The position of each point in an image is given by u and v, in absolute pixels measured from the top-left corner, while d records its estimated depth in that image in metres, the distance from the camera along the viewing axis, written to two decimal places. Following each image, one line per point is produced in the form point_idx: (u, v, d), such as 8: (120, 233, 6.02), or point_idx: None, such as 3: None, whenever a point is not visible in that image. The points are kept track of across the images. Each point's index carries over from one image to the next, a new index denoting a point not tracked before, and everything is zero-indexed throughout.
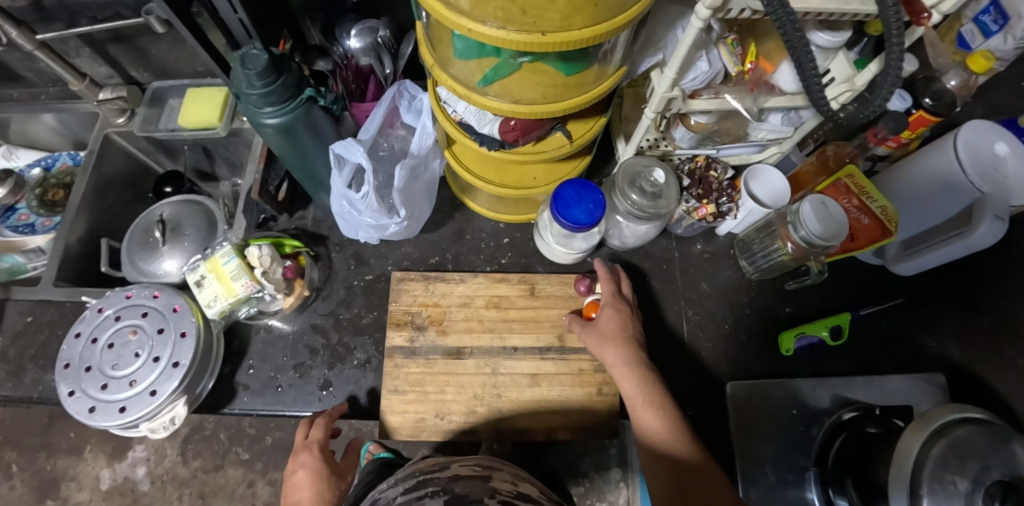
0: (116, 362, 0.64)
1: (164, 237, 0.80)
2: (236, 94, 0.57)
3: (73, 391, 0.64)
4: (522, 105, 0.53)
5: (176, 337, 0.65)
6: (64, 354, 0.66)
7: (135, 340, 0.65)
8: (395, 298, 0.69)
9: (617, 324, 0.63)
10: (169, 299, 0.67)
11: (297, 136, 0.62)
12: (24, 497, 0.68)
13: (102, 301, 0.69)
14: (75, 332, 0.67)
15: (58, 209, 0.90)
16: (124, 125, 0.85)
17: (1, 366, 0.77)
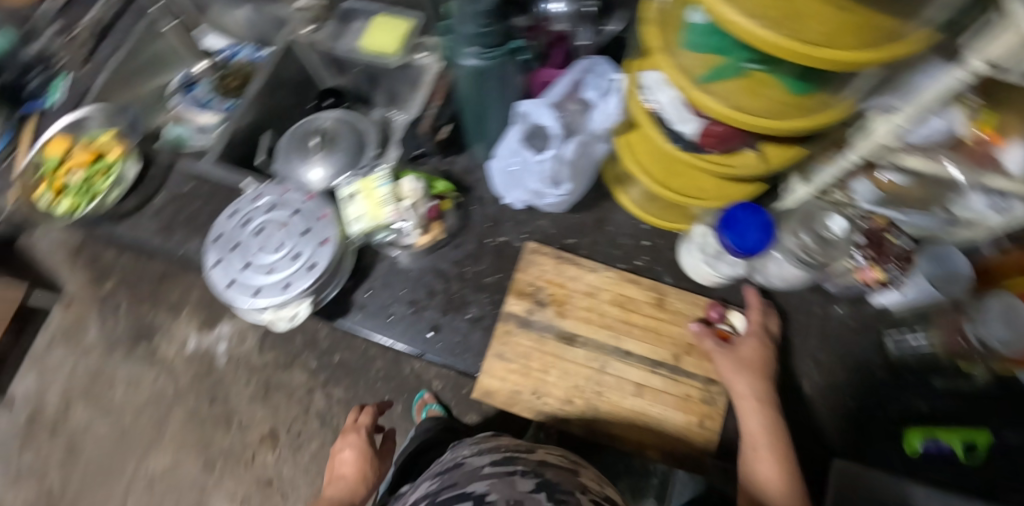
0: (259, 247, 0.64)
1: (319, 146, 0.82)
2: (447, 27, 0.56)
3: (216, 262, 0.64)
4: (740, 111, 0.49)
5: (318, 243, 0.64)
6: (215, 227, 0.67)
7: (281, 233, 0.64)
8: (524, 267, 0.69)
9: (758, 359, 0.61)
10: (318, 205, 0.66)
11: (484, 85, 0.60)
12: (122, 330, 1.01)
13: (260, 186, 0.69)
14: (230, 208, 0.68)
15: (230, 96, 0.98)
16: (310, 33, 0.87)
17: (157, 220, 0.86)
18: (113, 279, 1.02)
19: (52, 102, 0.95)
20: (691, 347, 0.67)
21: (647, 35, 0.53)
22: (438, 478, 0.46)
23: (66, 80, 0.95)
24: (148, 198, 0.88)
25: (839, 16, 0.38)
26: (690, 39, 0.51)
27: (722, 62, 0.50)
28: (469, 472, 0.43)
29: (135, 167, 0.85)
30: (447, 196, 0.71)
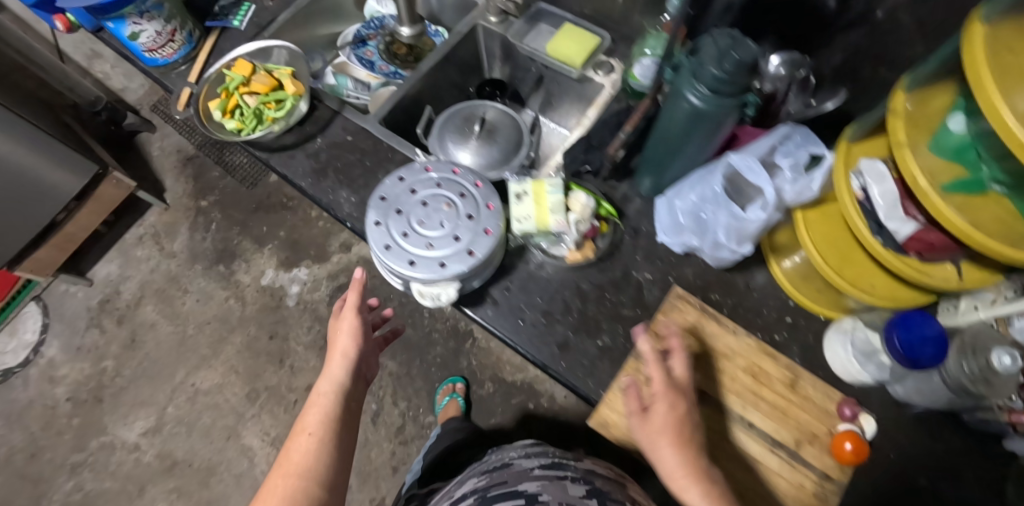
0: (421, 221, 0.63)
1: (480, 134, 0.83)
2: (687, 60, 0.55)
3: (377, 224, 0.63)
4: (976, 228, 0.45)
5: (480, 232, 0.62)
6: (382, 189, 0.66)
7: (446, 212, 0.63)
8: (665, 310, 0.68)
9: (676, 417, 0.54)
10: (486, 194, 0.65)
11: (698, 126, 0.58)
12: (238, 266, 1.55)
13: (429, 161, 0.68)
14: (397, 174, 0.66)
15: (395, 62, 1.00)
16: (494, 24, 0.89)
17: (300, 152, 0.81)
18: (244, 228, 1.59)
19: (239, 22, 0.97)
20: (816, 437, 0.65)
21: (893, 126, 0.51)
22: (486, 475, 0.58)
23: (251, 8, 0.98)
24: (306, 139, 0.81)
25: None
26: (938, 142, 0.49)
27: (967, 175, 0.48)
28: (519, 474, 0.56)
29: (304, 102, 0.80)
30: (608, 220, 0.72)
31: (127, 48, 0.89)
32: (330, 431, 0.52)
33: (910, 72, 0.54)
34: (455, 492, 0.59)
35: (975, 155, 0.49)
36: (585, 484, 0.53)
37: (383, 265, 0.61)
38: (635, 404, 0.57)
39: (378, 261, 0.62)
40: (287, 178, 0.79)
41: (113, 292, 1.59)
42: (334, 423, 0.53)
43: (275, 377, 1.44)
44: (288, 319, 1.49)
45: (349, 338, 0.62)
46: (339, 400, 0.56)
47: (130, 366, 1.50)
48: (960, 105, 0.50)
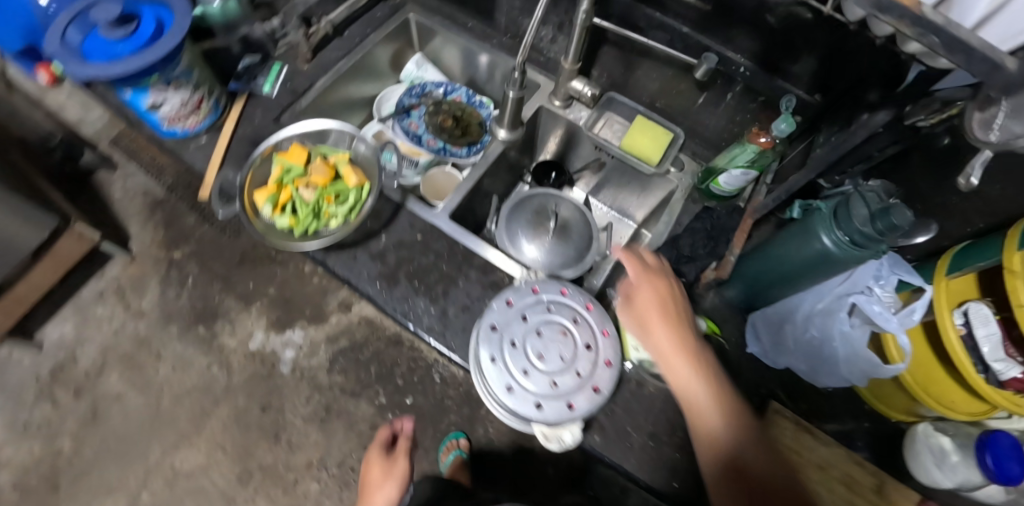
0: (542, 356, 0.61)
1: (554, 232, 0.81)
2: (829, 208, 0.58)
3: (494, 360, 0.60)
4: None
5: (601, 364, 0.62)
6: (490, 316, 0.63)
7: (563, 343, 0.62)
8: (767, 427, 0.70)
9: (666, 301, 0.61)
10: (600, 318, 0.64)
11: (822, 266, 0.61)
12: (220, 326, 1.40)
13: (534, 280, 0.66)
14: (501, 297, 0.64)
15: (443, 135, 0.93)
16: (559, 108, 0.87)
17: (364, 251, 0.73)
18: (223, 283, 1.41)
19: (270, 87, 0.85)
20: None
21: (1014, 286, 0.52)
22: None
23: (282, 71, 0.87)
24: (369, 235, 0.74)
25: None
26: None
27: None
28: None
29: (370, 200, 0.72)
30: (713, 336, 0.68)
31: (145, 120, 0.76)
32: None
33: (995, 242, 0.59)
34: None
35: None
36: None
37: (506, 406, 0.59)
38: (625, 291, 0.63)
39: (500, 402, 0.60)
40: (350, 283, 0.71)
41: (67, 358, 1.38)
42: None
43: (270, 455, 1.30)
44: (282, 388, 1.34)
45: (393, 486, 0.73)
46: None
47: (91, 445, 1.30)
48: None
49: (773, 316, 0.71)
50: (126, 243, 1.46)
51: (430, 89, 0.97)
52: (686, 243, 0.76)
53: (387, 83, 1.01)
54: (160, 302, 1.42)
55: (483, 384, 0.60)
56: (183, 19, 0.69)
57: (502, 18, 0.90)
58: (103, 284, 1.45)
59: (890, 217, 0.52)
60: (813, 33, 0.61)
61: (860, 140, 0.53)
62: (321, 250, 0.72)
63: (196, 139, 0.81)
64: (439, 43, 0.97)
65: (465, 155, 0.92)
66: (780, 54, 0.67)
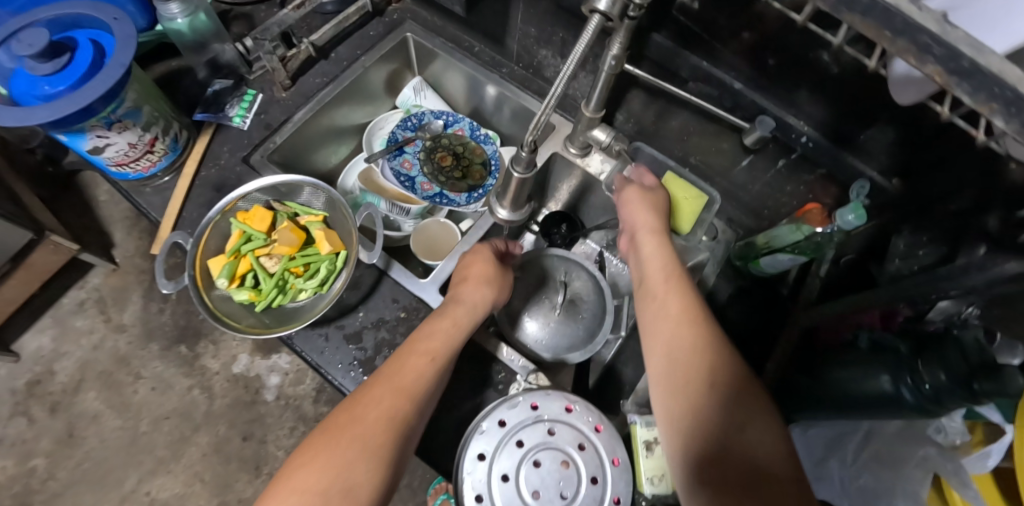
0: (538, 492, 0.50)
1: (562, 307, 0.70)
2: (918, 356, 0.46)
3: (481, 497, 0.50)
4: None
5: (609, 503, 0.51)
6: (478, 440, 0.52)
7: (564, 476, 0.51)
8: None
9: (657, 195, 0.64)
10: (610, 443, 0.53)
11: (894, 413, 0.49)
12: (202, 346, 1.31)
13: (534, 393, 0.55)
14: (494, 416, 0.53)
15: (441, 178, 0.81)
16: (575, 157, 0.74)
17: (338, 329, 0.62)
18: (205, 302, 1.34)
19: (241, 119, 0.74)
20: None
21: None
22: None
23: (256, 99, 0.75)
24: (343, 312, 0.63)
25: None
26: None
27: None
28: None
29: (343, 274, 0.61)
30: None
31: (88, 161, 0.65)
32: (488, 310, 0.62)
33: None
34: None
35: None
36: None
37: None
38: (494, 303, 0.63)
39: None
40: (319, 370, 0.61)
41: (44, 372, 1.30)
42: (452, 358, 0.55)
43: (250, 488, 1.23)
44: (265, 418, 1.27)
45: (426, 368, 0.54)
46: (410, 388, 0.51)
47: (66, 467, 1.24)
48: None
49: (822, 444, 0.59)
50: (108, 250, 1.38)
51: (429, 121, 0.84)
52: None
53: (379, 108, 0.89)
54: (141, 317, 1.33)
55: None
56: (122, 53, 0.57)
57: (514, 45, 0.77)
58: (83, 294, 1.36)
59: (998, 379, 0.39)
60: (904, 114, 0.48)
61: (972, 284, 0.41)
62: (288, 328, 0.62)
63: (154, 180, 0.71)
64: (441, 68, 0.85)
65: (464, 203, 0.80)
66: (855, 127, 0.53)
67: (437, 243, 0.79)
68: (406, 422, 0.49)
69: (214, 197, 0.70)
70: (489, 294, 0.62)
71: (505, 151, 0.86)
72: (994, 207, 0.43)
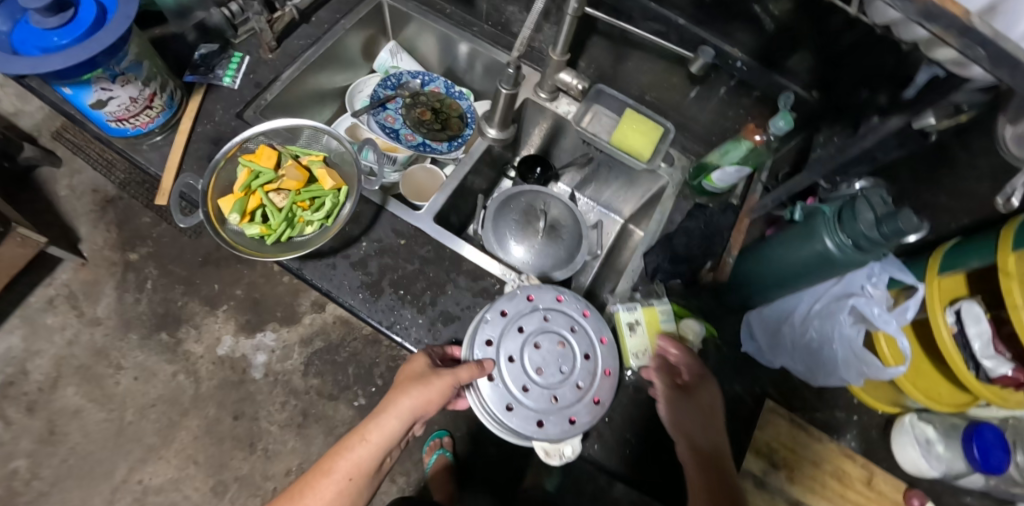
0: (541, 368, 0.58)
1: (545, 231, 0.77)
2: (839, 212, 0.55)
3: (493, 377, 0.57)
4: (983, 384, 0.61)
5: (600, 373, 0.59)
6: (485, 330, 0.59)
7: (560, 353, 0.59)
8: (762, 426, 0.71)
9: (712, 407, 0.60)
10: (598, 324, 0.61)
11: (821, 271, 0.59)
12: (184, 331, 1.31)
13: (529, 286, 0.63)
14: (498, 308, 0.61)
15: (421, 129, 0.88)
16: (546, 101, 0.82)
17: (344, 259, 0.68)
18: (184, 288, 1.33)
19: (231, 79, 0.79)
20: None
21: (1007, 287, 0.56)
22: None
23: (243, 61, 0.80)
24: (346, 244, 0.69)
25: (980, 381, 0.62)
26: None
27: None
28: None
29: (348, 204, 0.67)
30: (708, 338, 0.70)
31: (88, 116, 0.70)
32: (412, 419, 0.57)
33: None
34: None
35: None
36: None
37: (507, 427, 0.57)
38: (414, 409, 0.56)
39: (500, 422, 0.57)
40: (330, 295, 0.66)
41: (17, 372, 1.26)
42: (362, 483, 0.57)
43: (246, 465, 1.24)
44: (255, 395, 1.28)
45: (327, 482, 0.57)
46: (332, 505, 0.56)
47: (50, 465, 1.20)
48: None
49: (773, 317, 0.69)
50: (74, 245, 1.33)
51: (406, 80, 0.91)
52: (681, 244, 0.71)
53: (358, 73, 0.95)
54: (116, 308, 1.31)
55: (478, 403, 0.57)
56: (127, 6, 0.62)
57: (483, 4, 0.85)
58: (52, 291, 1.32)
59: (897, 222, 0.49)
60: (813, 32, 0.59)
61: (869, 143, 0.59)
62: (296, 259, 0.66)
63: (150, 138, 0.75)
64: (415, 31, 0.91)
65: (446, 150, 0.87)
66: (780, 51, 0.64)
67: (422, 187, 0.85)
68: None
69: (212, 150, 0.75)
70: (398, 408, 0.56)
71: (479, 105, 0.94)
72: (881, 88, 0.57)
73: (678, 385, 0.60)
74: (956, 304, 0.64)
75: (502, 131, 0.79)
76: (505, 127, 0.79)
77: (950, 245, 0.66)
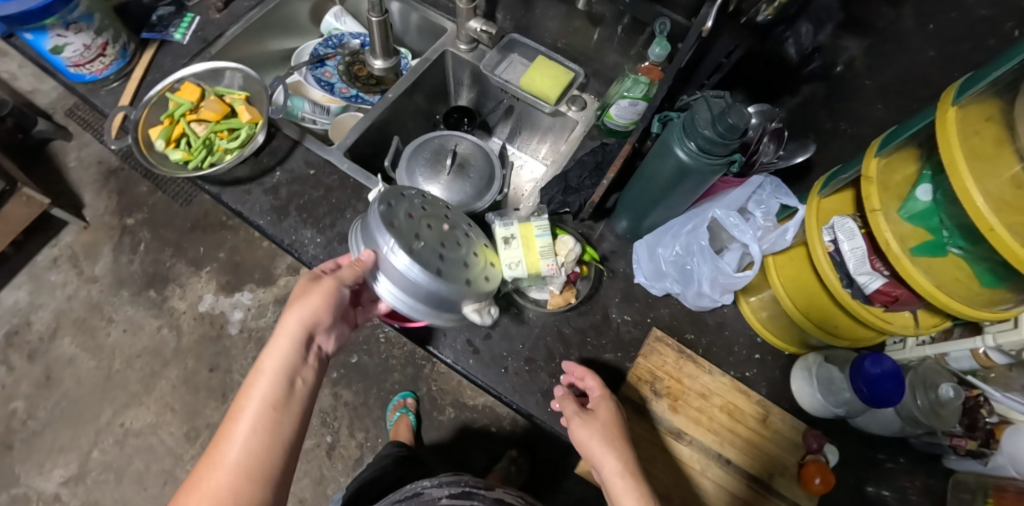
0: (444, 244, 0.61)
1: (451, 168, 0.81)
2: (681, 118, 0.57)
3: (413, 248, 0.57)
4: (860, 306, 0.60)
5: (481, 243, 0.67)
6: (385, 216, 0.58)
7: (449, 233, 0.64)
8: (645, 354, 0.70)
9: (617, 423, 0.58)
10: (460, 217, 0.68)
11: (683, 180, 0.60)
12: (169, 289, 1.42)
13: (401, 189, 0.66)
14: (385, 199, 0.60)
15: (357, 84, 0.94)
16: (464, 51, 0.87)
17: (257, 187, 0.74)
18: (171, 250, 1.44)
19: (182, 35, 0.88)
20: (786, 468, 0.68)
21: (868, 192, 0.55)
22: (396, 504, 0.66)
23: (194, 20, 0.89)
24: (260, 173, 0.75)
25: (856, 304, 0.60)
26: (908, 210, 0.56)
27: (932, 239, 0.55)
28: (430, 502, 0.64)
29: (259, 133, 0.74)
30: (590, 262, 0.74)
31: (49, 61, 0.79)
32: (306, 336, 0.53)
33: (971, 74, 0.46)
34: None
35: (938, 221, 0.56)
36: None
37: (444, 290, 0.57)
38: (310, 322, 0.53)
39: (436, 287, 0.56)
40: (242, 216, 0.73)
41: (21, 322, 1.38)
42: (283, 415, 0.50)
43: (218, 414, 1.33)
44: (230, 350, 1.38)
45: (243, 425, 0.48)
46: (261, 471, 0.47)
47: (45, 407, 1.32)
48: (926, 177, 0.57)
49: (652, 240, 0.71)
50: (79, 210, 1.46)
51: (348, 41, 0.97)
52: (573, 176, 0.75)
53: (307, 36, 1.02)
54: (112, 268, 1.43)
55: (408, 274, 0.56)
56: None
57: None
58: (56, 251, 1.44)
59: (727, 118, 0.50)
60: None
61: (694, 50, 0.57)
62: (215, 184, 0.73)
63: (107, 84, 0.84)
64: None
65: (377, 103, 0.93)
66: None
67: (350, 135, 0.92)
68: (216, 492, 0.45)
69: None
70: (289, 319, 0.53)
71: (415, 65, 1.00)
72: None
73: (577, 405, 0.59)
74: (833, 219, 0.62)
75: (386, 61, 0.89)
76: (390, 56, 0.88)
77: (832, 169, 0.64)
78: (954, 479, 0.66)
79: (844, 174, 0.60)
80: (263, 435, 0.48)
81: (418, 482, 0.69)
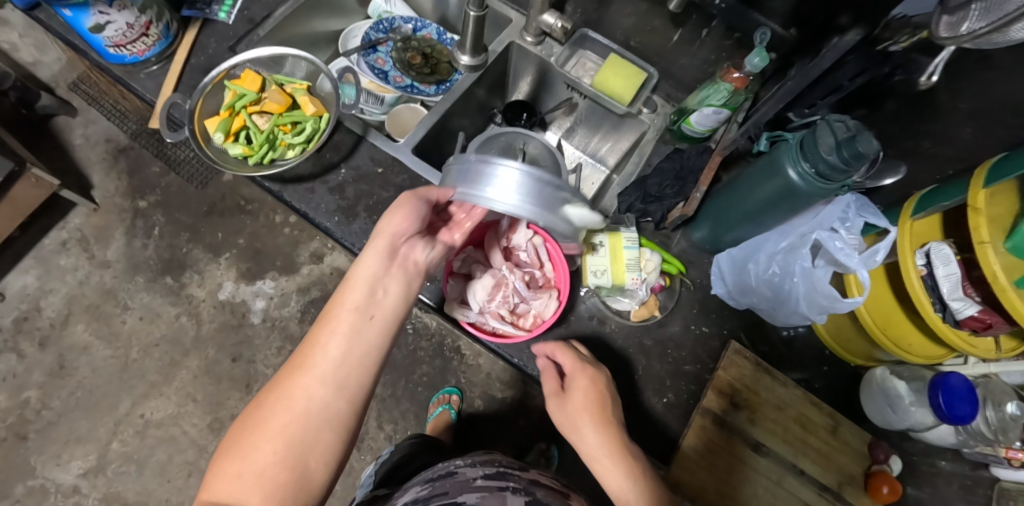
0: None
1: None
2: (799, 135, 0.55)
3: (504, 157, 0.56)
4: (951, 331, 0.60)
5: None
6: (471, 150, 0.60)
7: None
8: (724, 365, 0.70)
9: (594, 398, 0.55)
10: None
11: (786, 200, 0.58)
12: (187, 275, 1.36)
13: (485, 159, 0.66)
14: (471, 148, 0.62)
15: (410, 72, 0.90)
16: (530, 44, 0.83)
17: (321, 185, 0.70)
18: (188, 235, 1.38)
19: (226, 14, 0.82)
20: (853, 478, 0.69)
21: (975, 223, 0.53)
22: (430, 484, 0.54)
23: None
24: (324, 171, 0.71)
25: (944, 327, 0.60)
26: (1013, 241, 0.52)
27: None
28: (463, 481, 0.53)
29: (327, 129, 0.71)
30: (672, 275, 0.75)
31: (87, 41, 0.73)
32: (390, 246, 0.51)
33: None
34: (397, 502, 0.55)
35: None
36: (525, 495, 0.50)
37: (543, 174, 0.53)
38: (395, 235, 0.52)
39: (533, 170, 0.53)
40: (308, 217, 0.69)
41: (31, 308, 1.32)
42: (371, 320, 0.47)
43: (241, 405, 1.30)
44: (253, 339, 1.34)
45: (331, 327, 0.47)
46: (344, 381, 0.45)
47: (59, 397, 1.27)
48: None
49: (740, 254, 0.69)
50: (87, 191, 1.38)
51: (398, 25, 0.92)
52: (654, 183, 0.73)
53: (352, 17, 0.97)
54: (124, 252, 1.37)
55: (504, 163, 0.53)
56: None
57: None
58: (65, 234, 1.37)
59: (855, 145, 0.48)
60: None
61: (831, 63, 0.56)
62: (276, 181, 0.69)
63: (147, 66, 0.78)
64: None
65: (432, 93, 0.89)
66: None
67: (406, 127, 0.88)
68: (305, 396, 0.44)
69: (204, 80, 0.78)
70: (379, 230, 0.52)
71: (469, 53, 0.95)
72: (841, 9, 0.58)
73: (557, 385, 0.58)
74: (930, 244, 0.62)
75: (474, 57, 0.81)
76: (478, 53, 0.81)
77: (930, 188, 0.63)
78: (999, 486, 0.66)
79: (945, 199, 0.59)
80: (346, 343, 0.46)
81: (453, 461, 0.59)
